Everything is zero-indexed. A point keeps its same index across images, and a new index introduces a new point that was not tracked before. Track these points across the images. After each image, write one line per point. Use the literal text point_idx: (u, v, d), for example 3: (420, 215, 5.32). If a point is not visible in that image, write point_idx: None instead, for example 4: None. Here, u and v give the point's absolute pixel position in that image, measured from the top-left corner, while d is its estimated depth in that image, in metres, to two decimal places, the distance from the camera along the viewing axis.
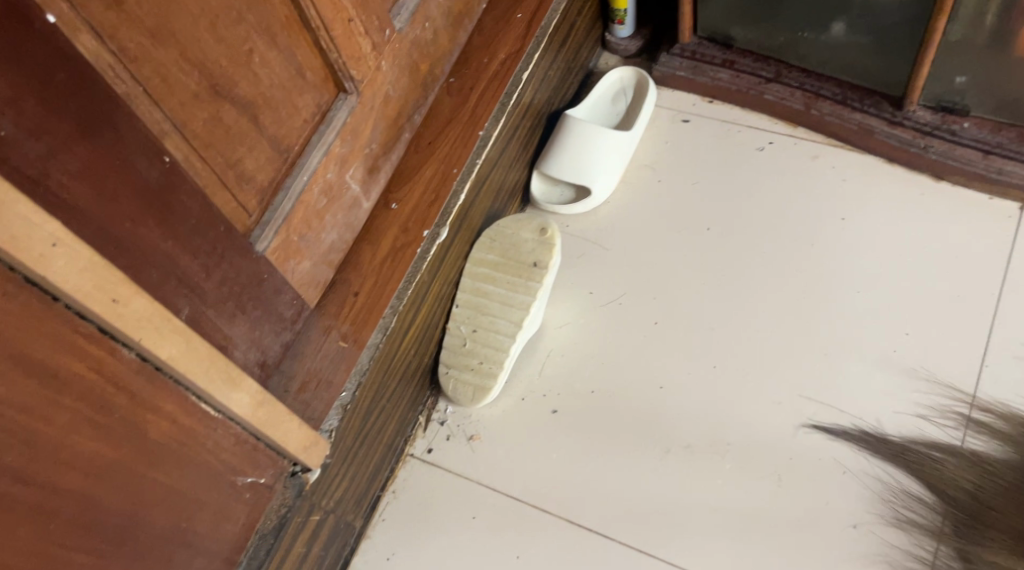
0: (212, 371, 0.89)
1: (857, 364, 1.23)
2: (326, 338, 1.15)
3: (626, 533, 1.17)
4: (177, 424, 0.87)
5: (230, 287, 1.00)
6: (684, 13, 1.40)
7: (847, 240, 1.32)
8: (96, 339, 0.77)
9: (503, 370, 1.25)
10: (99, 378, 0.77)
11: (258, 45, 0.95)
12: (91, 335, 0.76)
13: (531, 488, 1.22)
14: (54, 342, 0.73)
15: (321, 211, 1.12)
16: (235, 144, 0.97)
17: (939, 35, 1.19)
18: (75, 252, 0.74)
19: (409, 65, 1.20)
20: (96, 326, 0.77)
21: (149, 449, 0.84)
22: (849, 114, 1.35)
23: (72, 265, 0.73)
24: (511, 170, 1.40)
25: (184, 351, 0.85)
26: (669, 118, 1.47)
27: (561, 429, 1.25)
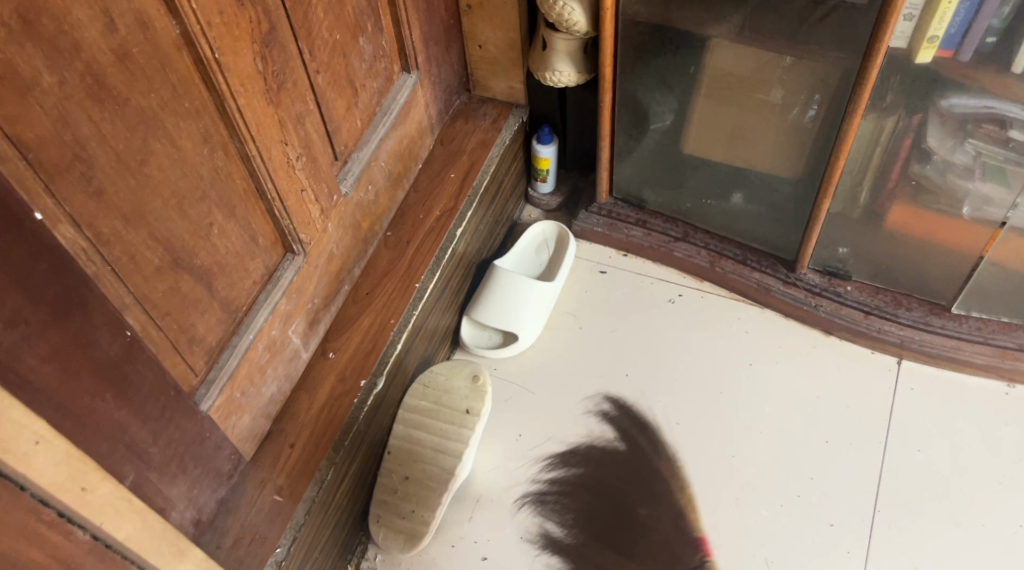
0: (161, 543, 0.86)
1: (766, 511, 1.32)
2: (261, 492, 1.18)
3: None
4: None
5: (175, 449, 1.02)
6: (602, 177, 1.53)
7: (751, 392, 1.42)
8: (56, 523, 0.73)
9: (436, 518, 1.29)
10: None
11: (218, 219, 0.99)
12: (52, 520, 0.72)
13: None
14: (19, 532, 0.69)
15: (263, 365, 1.15)
16: (189, 310, 0.99)
17: (822, 211, 1.34)
18: (53, 445, 0.72)
19: (353, 224, 1.27)
20: (57, 509, 0.73)
21: None
22: (750, 273, 1.49)
23: (50, 459, 0.72)
24: (443, 316, 1.47)
25: (139, 529, 0.83)
26: (589, 268, 1.57)
27: None
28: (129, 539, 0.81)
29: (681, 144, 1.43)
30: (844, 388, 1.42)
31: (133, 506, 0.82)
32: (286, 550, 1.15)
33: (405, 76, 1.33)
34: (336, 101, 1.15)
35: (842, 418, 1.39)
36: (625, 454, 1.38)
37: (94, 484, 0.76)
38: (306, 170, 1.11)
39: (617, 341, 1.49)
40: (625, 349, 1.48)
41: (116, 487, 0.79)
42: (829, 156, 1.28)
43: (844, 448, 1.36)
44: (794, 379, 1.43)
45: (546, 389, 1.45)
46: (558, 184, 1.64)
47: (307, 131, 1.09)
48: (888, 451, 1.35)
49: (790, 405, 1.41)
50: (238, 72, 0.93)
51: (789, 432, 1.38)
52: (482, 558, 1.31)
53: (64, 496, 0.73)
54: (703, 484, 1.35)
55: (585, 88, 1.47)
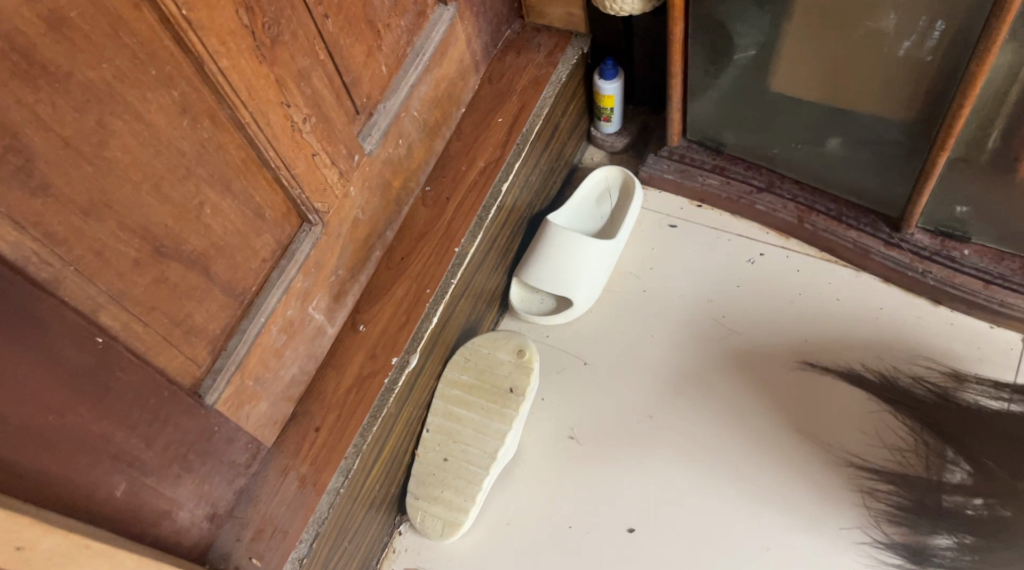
0: None
1: (850, 511, 1.16)
2: (284, 481, 1.08)
3: None
4: None
5: (176, 448, 0.90)
6: (673, 117, 1.32)
7: (839, 371, 1.24)
8: None
9: (475, 504, 1.19)
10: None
11: (210, 196, 0.86)
12: None
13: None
14: None
15: (280, 348, 1.03)
16: (183, 301, 0.87)
17: (942, 157, 1.10)
18: None
19: (381, 184, 1.13)
20: None
21: None
22: (845, 231, 1.28)
23: None
24: (491, 277, 1.33)
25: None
26: (656, 221, 1.40)
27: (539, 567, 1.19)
28: None
29: (767, 83, 1.21)
30: (950, 369, 1.22)
31: (92, 551, 0.80)
32: (311, 542, 1.05)
33: (441, 10, 1.15)
34: (352, 48, 1.00)
35: (947, 405, 1.20)
36: (691, 436, 1.24)
37: (32, 541, 0.75)
38: (316, 133, 0.96)
39: (685, 306, 1.33)
40: (696, 317, 1.32)
41: (65, 536, 0.77)
42: (952, 98, 1.05)
43: (945, 440, 1.18)
44: (891, 356, 1.24)
45: (605, 361, 1.31)
46: (626, 123, 1.45)
47: (313, 87, 0.94)
48: (997, 446, 1.16)
49: (884, 387, 1.22)
50: (217, 28, 0.78)
51: (880, 420, 1.21)
52: (524, 545, 1.21)
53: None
54: (779, 476, 1.19)
55: (655, 15, 1.26)
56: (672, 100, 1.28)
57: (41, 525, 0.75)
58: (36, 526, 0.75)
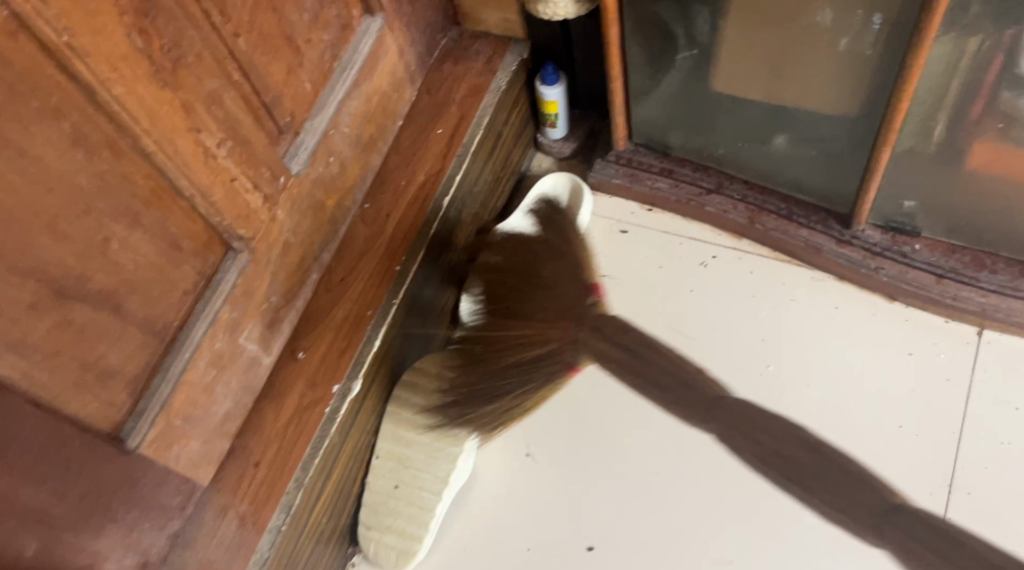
0: None
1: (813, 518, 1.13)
2: (222, 522, 1.03)
3: None
4: None
5: (95, 499, 0.85)
6: (618, 121, 1.28)
7: (798, 373, 1.21)
8: None
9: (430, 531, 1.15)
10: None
11: (116, 231, 0.81)
12: None
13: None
14: None
15: (210, 383, 0.98)
16: (93, 343, 0.82)
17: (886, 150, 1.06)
18: None
19: (312, 205, 1.09)
20: None
21: None
22: (795, 230, 1.25)
23: None
24: (438, 293, 1.29)
25: None
26: (607, 227, 1.36)
27: None
28: None
29: (708, 83, 1.18)
30: (911, 368, 1.19)
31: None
32: None
33: (369, 21, 1.11)
34: (271, 66, 0.95)
35: (908, 404, 1.17)
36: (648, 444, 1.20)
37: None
38: (234, 157, 0.92)
39: (639, 313, 1.29)
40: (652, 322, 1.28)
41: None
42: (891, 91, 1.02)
43: (905, 439, 1.15)
44: (850, 356, 1.21)
45: None
46: (572, 128, 1.41)
47: (227, 110, 0.89)
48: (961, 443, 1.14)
49: (844, 388, 1.19)
50: (106, 54, 0.73)
51: (841, 421, 1.17)
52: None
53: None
54: (739, 485, 1.16)
55: (593, 17, 1.23)
56: (613, 106, 1.25)
57: None
58: None
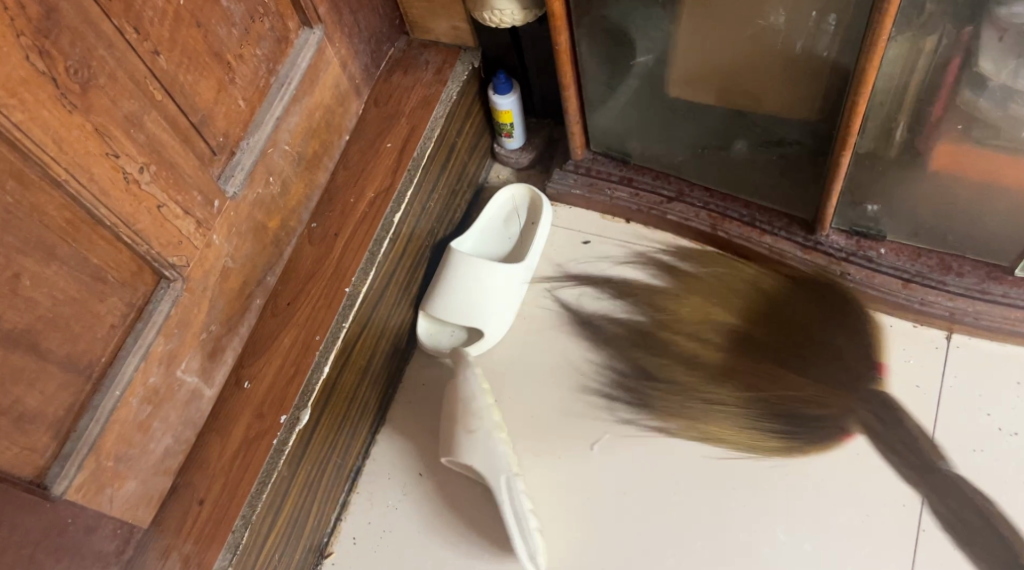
0: None
1: (784, 534, 1.09)
2: (164, 564, 0.97)
3: None
4: None
5: (15, 551, 0.80)
6: (574, 130, 1.24)
7: (766, 385, 1.17)
8: None
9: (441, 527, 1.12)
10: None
11: (27, 266, 0.76)
12: None
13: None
14: None
15: (146, 420, 0.93)
16: (5, 385, 0.77)
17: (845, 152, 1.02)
18: None
19: (252, 227, 1.05)
20: None
21: None
22: (759, 237, 1.21)
23: None
24: (393, 313, 1.24)
25: None
26: (568, 238, 1.31)
27: None
28: None
29: (663, 89, 1.14)
30: (881, 376, 1.15)
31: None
32: None
33: (307, 33, 1.06)
34: (198, 84, 0.90)
35: (879, 414, 1.13)
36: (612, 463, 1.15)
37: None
38: (160, 182, 0.87)
39: (603, 327, 1.24)
40: (615, 335, 1.24)
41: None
42: (847, 94, 0.98)
43: (877, 450, 1.11)
44: (819, 367, 1.16)
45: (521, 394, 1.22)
46: (529, 137, 1.37)
47: (149, 133, 0.84)
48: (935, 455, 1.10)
49: (814, 398, 1.15)
50: (3, 80, 0.70)
51: (812, 433, 1.13)
52: None
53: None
54: (709, 503, 1.12)
55: (543, 23, 1.19)
56: (567, 114, 1.20)
57: None
58: None
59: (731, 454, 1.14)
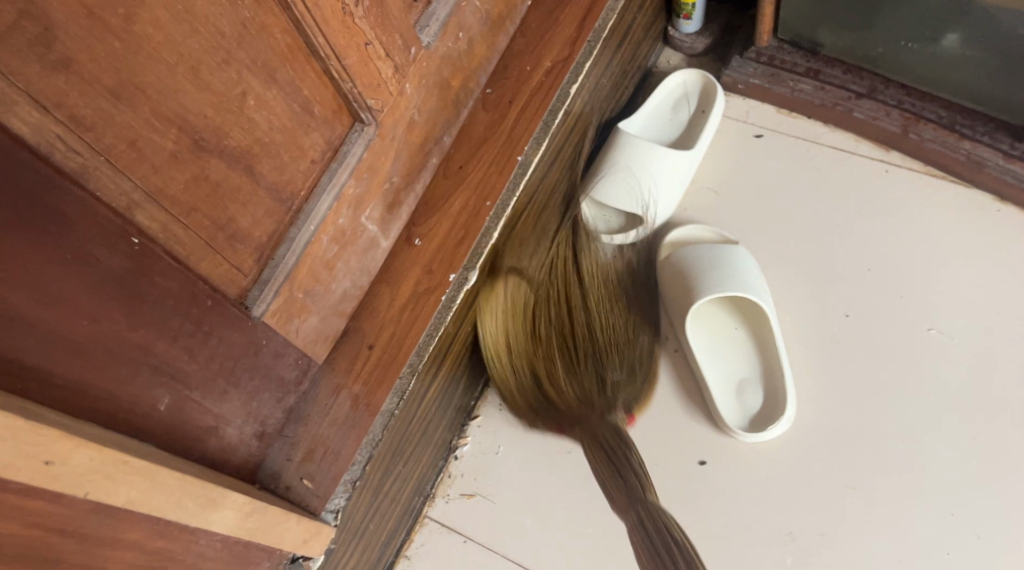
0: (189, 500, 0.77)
1: (948, 451, 1.06)
2: (335, 400, 1.02)
3: None
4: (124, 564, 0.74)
5: (221, 362, 0.85)
6: (765, 13, 1.18)
7: (940, 296, 1.12)
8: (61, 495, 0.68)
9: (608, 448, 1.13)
10: (53, 536, 0.68)
11: (253, 86, 0.78)
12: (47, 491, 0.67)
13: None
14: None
15: (331, 260, 0.95)
16: (225, 203, 0.80)
17: None
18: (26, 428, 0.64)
19: (439, 83, 1.04)
20: (17, 490, 0.65)
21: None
22: (957, 142, 1.13)
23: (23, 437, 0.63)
24: (555, 189, 1.23)
25: (147, 490, 0.72)
26: (740, 131, 1.25)
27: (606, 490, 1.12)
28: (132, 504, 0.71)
29: None
30: None
31: (130, 468, 0.71)
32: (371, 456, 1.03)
33: None
34: None
35: None
36: (767, 360, 1.12)
37: (63, 455, 0.66)
38: (369, 18, 0.87)
39: (772, 225, 1.20)
40: (783, 232, 1.20)
41: (100, 452, 0.68)
42: None
43: None
44: (1003, 283, 1.11)
45: None
46: (707, 22, 1.31)
47: None
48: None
49: (995, 315, 1.10)
50: None
51: (988, 350, 1.09)
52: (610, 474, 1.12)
53: (20, 475, 0.64)
54: (870, 411, 1.09)
55: None
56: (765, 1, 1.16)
57: (72, 438, 0.67)
58: (66, 439, 0.66)
59: (897, 363, 1.11)
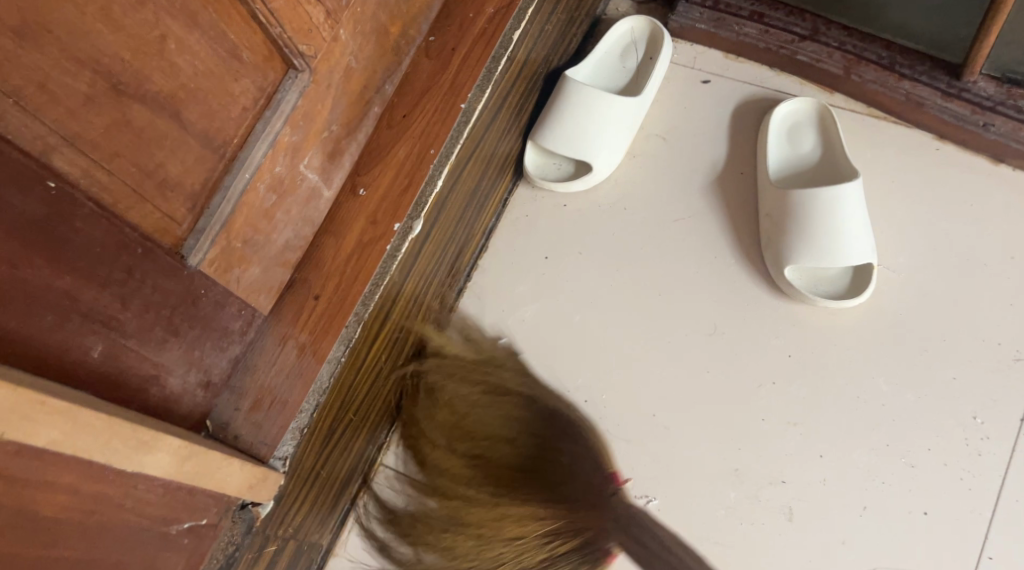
0: (117, 443, 0.78)
1: (886, 385, 1.07)
2: (281, 350, 1.03)
3: (601, 556, 1.06)
4: (60, 506, 0.76)
5: (158, 311, 0.86)
6: None
7: (885, 235, 1.12)
8: None
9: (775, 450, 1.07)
10: None
11: (173, 30, 0.78)
12: None
13: (520, 533, 1.07)
14: None
15: (270, 209, 0.95)
16: (151, 148, 0.80)
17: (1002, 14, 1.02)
18: None
19: (376, 28, 1.03)
20: None
21: (20, 515, 0.73)
22: (897, 82, 1.14)
23: None
24: (503, 139, 1.22)
25: (74, 434, 0.74)
26: (687, 77, 1.25)
27: (566, 431, 1.10)
28: (55, 446, 0.73)
29: None
30: (1010, 235, 1.10)
31: (51, 408, 0.72)
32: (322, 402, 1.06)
33: None
34: None
35: (1000, 273, 1.09)
36: (793, 241, 1.09)
37: None
38: None
39: (718, 171, 1.19)
40: (730, 177, 1.19)
41: (17, 391, 0.70)
42: None
43: (1000, 310, 1.08)
44: (939, 224, 1.12)
45: (623, 226, 1.19)
46: None
47: None
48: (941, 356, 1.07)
49: (936, 255, 1.11)
50: None
51: (929, 286, 1.10)
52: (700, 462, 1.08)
53: None
54: (818, 353, 1.10)
55: None
56: None
57: None
58: None
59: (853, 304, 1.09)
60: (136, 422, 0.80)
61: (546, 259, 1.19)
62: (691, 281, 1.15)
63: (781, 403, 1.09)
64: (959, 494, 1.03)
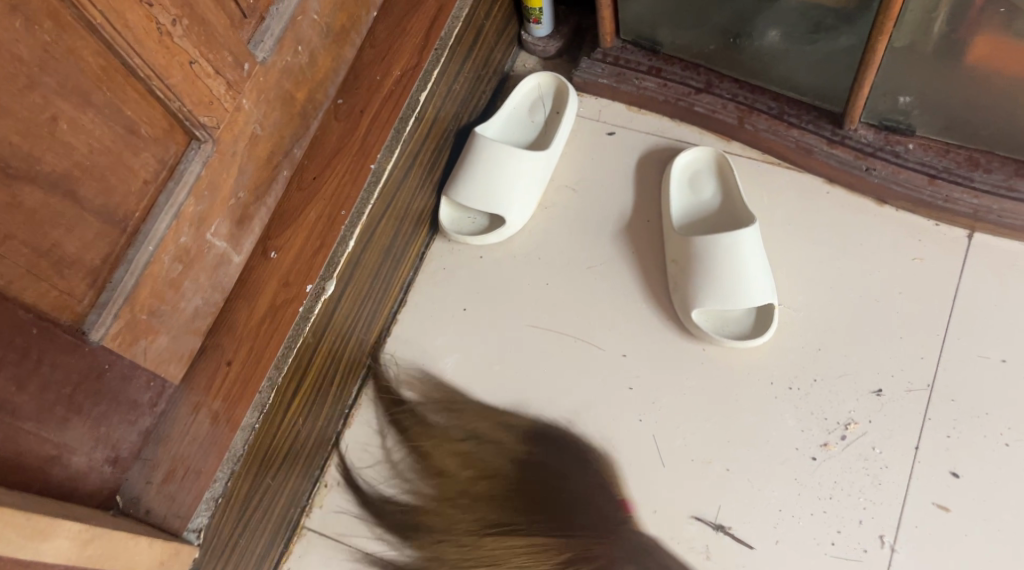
0: (12, 530, 0.77)
1: (793, 421, 1.11)
2: (193, 420, 0.99)
3: None
4: None
5: (58, 389, 0.86)
6: (605, 16, 1.23)
7: (785, 276, 1.17)
8: None
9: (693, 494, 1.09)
10: None
11: (65, 111, 0.80)
12: None
13: None
14: None
15: (177, 279, 0.94)
16: (46, 227, 0.81)
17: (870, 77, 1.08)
18: None
19: (281, 96, 1.03)
20: None
21: None
22: (786, 131, 1.19)
23: None
24: (416, 195, 1.23)
25: None
26: (592, 129, 1.29)
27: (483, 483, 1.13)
28: None
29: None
30: (899, 270, 1.16)
31: None
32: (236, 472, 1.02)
33: None
34: None
35: (896, 310, 1.14)
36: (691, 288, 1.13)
37: None
38: (191, 37, 0.87)
39: (627, 221, 1.23)
40: (639, 225, 1.22)
41: None
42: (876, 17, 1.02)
43: (892, 343, 1.13)
44: (831, 264, 1.17)
45: (537, 278, 1.21)
46: (558, 26, 1.34)
47: None
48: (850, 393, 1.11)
49: (832, 294, 1.16)
50: None
51: (830, 323, 1.14)
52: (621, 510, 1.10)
53: None
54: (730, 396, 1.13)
55: None
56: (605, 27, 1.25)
57: None
58: None
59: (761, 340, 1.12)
60: (29, 509, 0.79)
61: (465, 311, 1.21)
62: (607, 331, 1.17)
63: (700, 450, 1.11)
64: (861, 521, 1.06)
